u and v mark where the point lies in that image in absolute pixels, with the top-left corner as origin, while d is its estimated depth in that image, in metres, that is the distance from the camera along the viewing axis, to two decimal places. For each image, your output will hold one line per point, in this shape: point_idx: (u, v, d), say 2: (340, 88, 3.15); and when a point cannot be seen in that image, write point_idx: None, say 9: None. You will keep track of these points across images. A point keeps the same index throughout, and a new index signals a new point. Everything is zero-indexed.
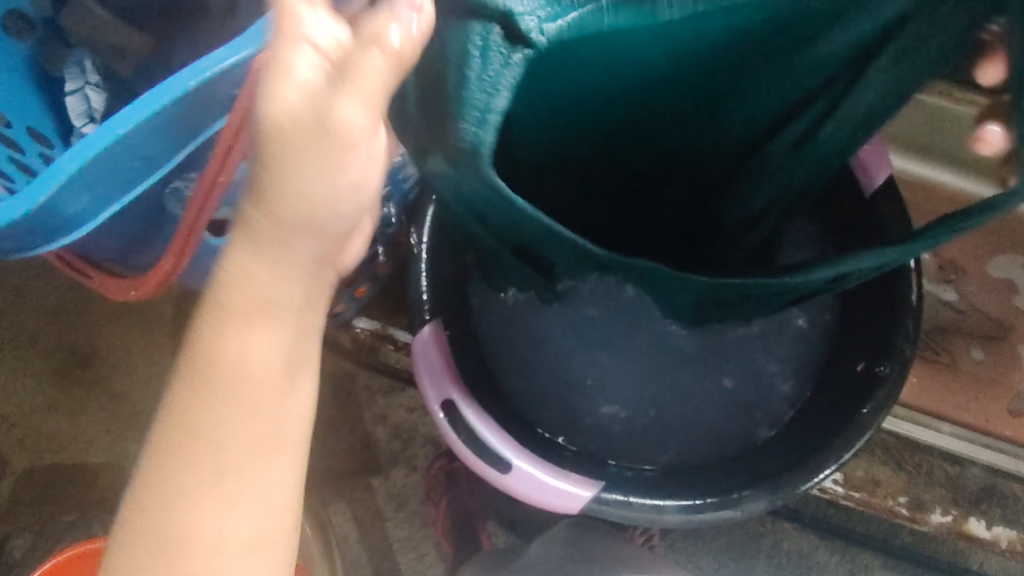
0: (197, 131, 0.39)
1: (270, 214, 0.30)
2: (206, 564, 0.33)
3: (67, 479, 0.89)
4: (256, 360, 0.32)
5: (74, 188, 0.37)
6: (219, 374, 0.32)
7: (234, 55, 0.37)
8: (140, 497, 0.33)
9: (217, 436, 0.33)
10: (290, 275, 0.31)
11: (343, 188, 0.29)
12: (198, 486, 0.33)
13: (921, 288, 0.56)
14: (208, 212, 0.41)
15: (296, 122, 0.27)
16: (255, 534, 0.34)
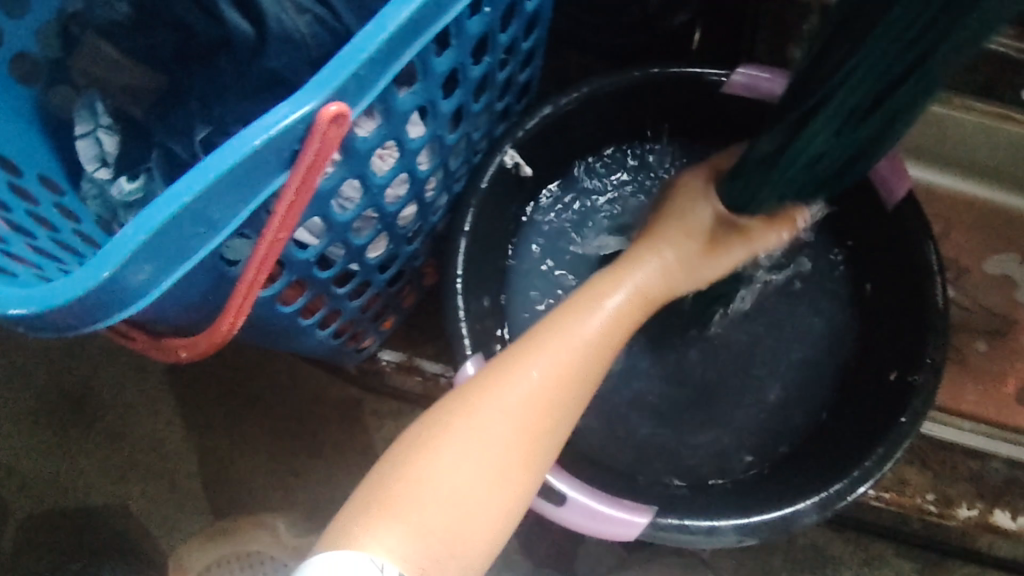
0: (260, 187, 0.38)
1: (494, 367, 0.46)
2: (457, 468, 0.41)
3: (70, 525, 0.86)
4: (515, 399, 0.44)
5: (141, 257, 0.35)
6: (477, 389, 0.45)
7: (300, 107, 0.37)
8: (390, 454, 0.42)
9: (549, 371, 0.46)
10: (511, 434, 0.43)
11: (526, 400, 0.45)
12: (468, 408, 0.44)
13: (944, 293, 0.60)
14: (267, 268, 0.41)
15: (514, 357, 0.47)
16: (473, 503, 0.41)
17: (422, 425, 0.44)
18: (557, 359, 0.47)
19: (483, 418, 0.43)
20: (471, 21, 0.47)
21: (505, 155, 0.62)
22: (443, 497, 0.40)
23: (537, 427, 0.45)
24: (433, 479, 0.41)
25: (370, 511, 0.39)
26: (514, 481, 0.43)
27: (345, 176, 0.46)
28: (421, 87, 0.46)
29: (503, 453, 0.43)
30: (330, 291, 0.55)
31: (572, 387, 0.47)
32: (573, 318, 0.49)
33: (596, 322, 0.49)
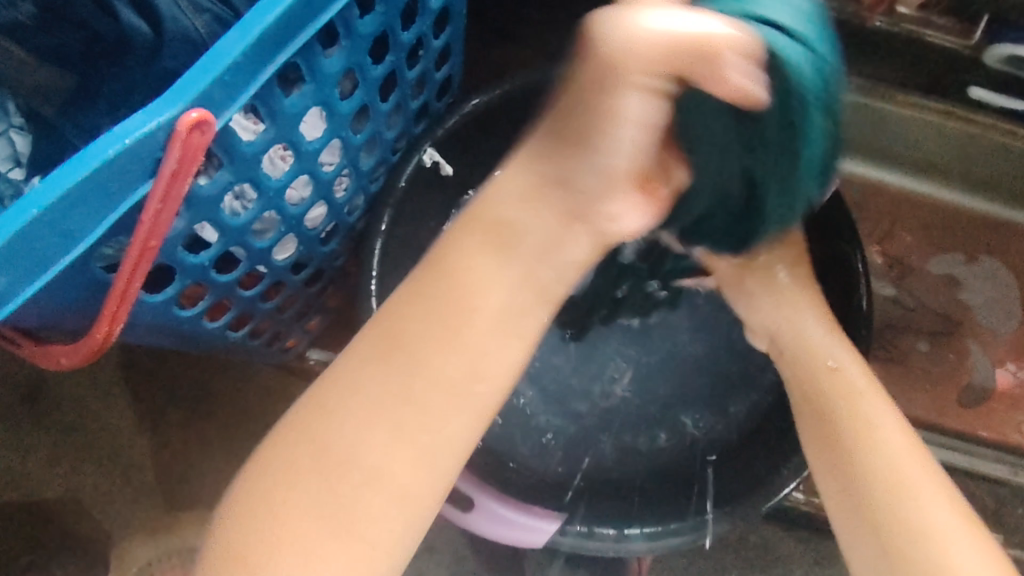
0: (122, 196, 0.38)
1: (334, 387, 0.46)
2: (299, 513, 0.44)
3: (23, 518, 0.85)
4: (354, 447, 0.45)
5: None
6: (320, 432, 0.45)
7: (157, 115, 0.36)
8: (267, 451, 0.46)
9: (382, 382, 0.46)
10: (374, 455, 0.45)
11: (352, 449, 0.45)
12: (309, 454, 0.45)
13: (869, 296, 0.61)
14: (140, 277, 0.40)
15: (388, 332, 0.47)
16: (332, 529, 0.44)
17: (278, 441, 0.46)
18: (394, 376, 0.46)
19: (345, 440, 0.45)
20: (362, 20, 0.47)
21: (422, 155, 0.61)
22: (293, 535, 0.44)
23: (378, 440, 0.45)
24: (293, 511, 0.44)
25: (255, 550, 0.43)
26: (388, 493, 0.45)
27: (232, 181, 0.45)
28: (310, 89, 0.46)
29: (362, 478, 0.45)
30: (235, 294, 0.54)
31: (434, 367, 0.46)
32: (437, 287, 0.48)
33: (469, 282, 0.48)
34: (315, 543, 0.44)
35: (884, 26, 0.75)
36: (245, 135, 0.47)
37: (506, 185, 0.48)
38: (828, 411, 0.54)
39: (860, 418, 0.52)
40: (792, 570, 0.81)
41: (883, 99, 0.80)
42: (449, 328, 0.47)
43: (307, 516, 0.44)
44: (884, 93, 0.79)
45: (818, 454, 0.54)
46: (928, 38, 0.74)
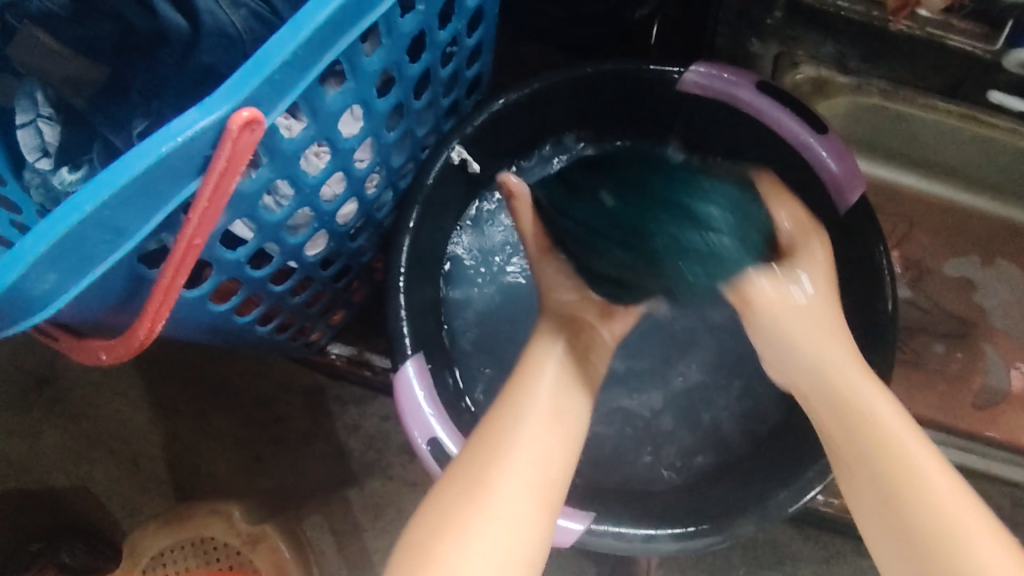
0: (171, 193, 0.37)
1: (500, 418, 0.50)
2: (484, 525, 0.44)
3: (33, 503, 0.86)
4: (531, 468, 0.48)
5: (42, 266, 0.35)
6: (489, 453, 0.48)
7: (211, 113, 0.36)
8: (439, 491, 0.47)
9: (539, 418, 0.50)
10: (544, 467, 0.49)
11: (537, 473, 0.48)
12: (488, 465, 0.47)
13: (895, 299, 0.62)
14: (184, 274, 0.40)
15: (531, 365, 0.54)
16: (514, 550, 0.44)
17: (455, 468, 0.48)
18: (539, 409, 0.51)
19: (517, 456, 0.48)
20: (404, 19, 0.46)
21: (451, 152, 0.61)
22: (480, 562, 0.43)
23: (539, 469, 0.48)
24: (479, 528, 0.44)
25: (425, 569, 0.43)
26: (555, 504, 0.48)
27: (272, 179, 0.45)
28: (351, 87, 0.46)
29: (530, 501, 0.46)
30: (266, 289, 0.54)
31: (555, 440, 0.50)
32: (529, 384, 0.52)
33: (557, 395, 0.53)
34: (492, 559, 0.43)
35: (908, 29, 0.71)
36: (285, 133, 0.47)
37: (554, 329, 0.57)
38: (850, 427, 0.50)
39: (873, 437, 0.49)
40: (802, 568, 0.82)
41: (904, 102, 0.79)
42: (557, 415, 0.51)
43: (495, 533, 0.44)
44: (904, 95, 0.79)
45: (850, 474, 0.49)
46: (951, 40, 0.71)
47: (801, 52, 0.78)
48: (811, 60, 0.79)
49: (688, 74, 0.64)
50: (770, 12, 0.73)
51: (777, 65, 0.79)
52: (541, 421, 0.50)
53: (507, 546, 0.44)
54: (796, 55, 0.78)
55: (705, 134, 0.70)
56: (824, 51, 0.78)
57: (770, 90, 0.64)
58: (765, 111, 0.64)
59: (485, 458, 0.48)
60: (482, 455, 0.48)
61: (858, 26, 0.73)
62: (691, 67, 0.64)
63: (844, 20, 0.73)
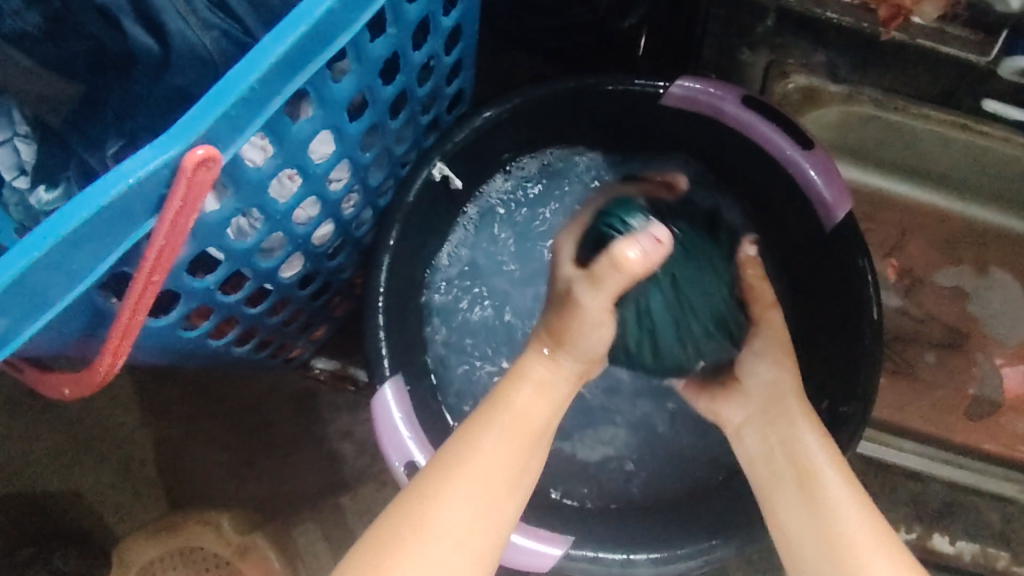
0: (127, 233, 0.37)
1: (444, 469, 0.47)
2: None
3: (24, 508, 0.84)
4: (463, 533, 0.44)
5: None
6: (421, 510, 0.45)
7: (164, 153, 0.35)
8: (365, 543, 0.44)
9: (483, 468, 0.47)
10: (480, 528, 0.45)
11: (470, 535, 0.45)
12: (418, 525, 0.44)
13: (880, 305, 0.60)
14: (143, 310, 0.39)
15: (489, 402, 0.50)
16: None
17: (387, 517, 0.45)
18: (486, 461, 0.47)
19: (451, 516, 0.44)
20: (374, 43, 0.46)
21: (431, 169, 0.61)
22: None
23: (473, 534, 0.45)
24: None
25: None
26: (486, 569, 0.45)
27: (238, 208, 0.45)
28: (319, 113, 0.45)
29: (458, 570, 0.44)
30: (241, 312, 0.54)
31: (490, 514, 0.46)
32: (473, 447, 0.47)
33: (504, 456, 0.48)
34: None
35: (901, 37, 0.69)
36: (253, 159, 0.47)
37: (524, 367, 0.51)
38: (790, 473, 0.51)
39: (791, 458, 0.52)
40: None
41: (895, 111, 0.77)
42: (500, 487, 0.47)
43: None
44: (895, 104, 0.77)
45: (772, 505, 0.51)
46: (946, 46, 0.68)
47: (791, 61, 0.76)
48: (802, 70, 0.77)
49: (672, 87, 0.63)
50: (760, 19, 0.74)
51: (766, 75, 0.77)
52: (484, 473, 0.46)
53: None
54: (786, 64, 0.77)
55: (694, 150, 0.69)
56: (815, 60, 0.76)
57: (755, 104, 0.62)
58: (749, 125, 0.63)
59: (416, 515, 0.44)
60: (417, 507, 0.45)
61: (848, 34, 0.73)
62: (676, 81, 0.63)
63: (834, 27, 0.73)
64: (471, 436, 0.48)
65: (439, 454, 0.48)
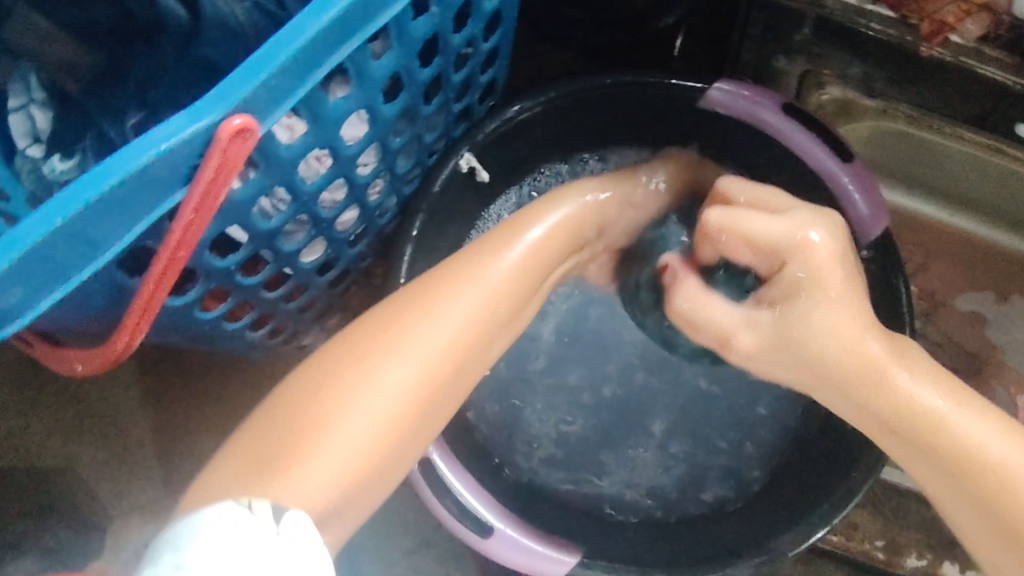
0: (155, 202, 0.36)
1: (444, 280, 0.49)
2: (374, 381, 0.46)
3: (15, 485, 0.81)
4: (442, 343, 0.47)
5: (11, 278, 0.33)
6: (411, 314, 0.48)
7: (199, 120, 0.34)
8: (358, 327, 0.48)
9: (477, 295, 0.49)
10: (459, 346, 0.48)
11: (449, 351, 0.47)
12: (404, 327, 0.47)
13: (913, 328, 0.59)
14: (165, 287, 0.38)
15: (505, 233, 0.52)
16: (389, 417, 0.46)
17: (383, 313, 0.48)
18: (482, 289, 0.49)
19: (434, 325, 0.47)
20: (416, 21, 0.44)
21: (459, 159, 0.59)
22: (350, 418, 0.45)
23: (451, 351, 0.47)
24: (367, 385, 0.45)
25: (308, 402, 0.45)
26: (456, 384, 0.48)
27: (267, 185, 0.43)
28: (355, 92, 0.43)
29: (426, 376, 0.47)
30: (258, 295, 0.52)
31: (469, 341, 0.48)
32: (471, 271, 0.49)
33: (499, 285, 0.49)
34: (368, 418, 0.45)
35: (938, 56, 0.65)
36: (284, 137, 0.46)
37: (551, 211, 0.53)
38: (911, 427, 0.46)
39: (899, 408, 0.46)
40: None
41: (929, 129, 0.75)
42: (486, 317, 0.49)
43: (378, 397, 0.45)
44: (929, 123, 0.75)
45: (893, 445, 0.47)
46: (981, 70, 0.64)
47: (825, 72, 0.72)
48: (837, 80, 0.73)
49: (711, 90, 0.61)
50: (796, 28, 0.69)
51: (801, 83, 0.75)
52: (477, 292, 0.49)
53: (386, 415, 0.45)
54: (821, 75, 0.74)
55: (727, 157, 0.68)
56: (850, 72, 0.72)
57: (794, 112, 0.62)
58: (786, 134, 0.62)
59: (406, 321, 0.47)
60: (412, 312, 0.48)
61: (884, 47, 0.67)
62: (715, 84, 0.62)
63: (871, 39, 0.67)
64: (480, 258, 0.50)
65: (445, 267, 0.51)
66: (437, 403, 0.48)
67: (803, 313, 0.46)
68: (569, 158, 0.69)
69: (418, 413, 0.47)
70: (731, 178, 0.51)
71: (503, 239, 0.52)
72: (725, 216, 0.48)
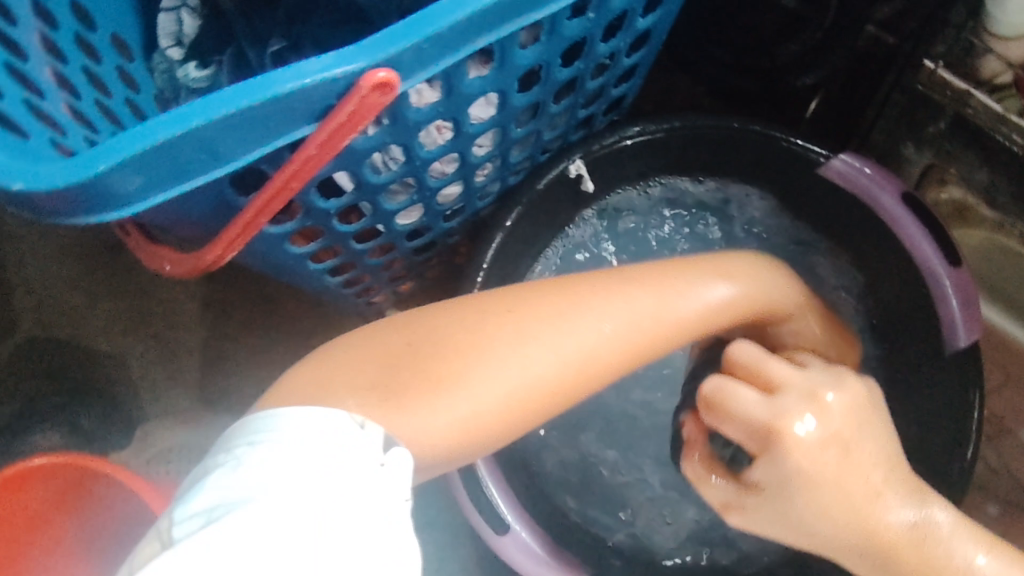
0: (283, 131, 0.37)
1: (617, 285, 0.47)
2: (517, 358, 0.43)
3: (66, 358, 0.84)
4: (594, 347, 0.45)
5: (133, 168, 0.34)
6: (577, 305, 0.45)
7: (348, 63, 0.35)
8: (516, 297, 0.46)
9: (643, 318, 0.46)
10: (610, 358, 0.45)
11: (598, 358, 0.45)
12: (568, 315, 0.45)
13: (978, 449, 0.58)
14: (270, 212, 0.39)
15: (686, 267, 0.49)
16: (514, 399, 0.43)
17: (548, 294, 0.46)
18: (651, 312, 0.46)
19: (595, 327, 0.45)
20: (569, 22, 0.45)
21: (568, 164, 0.60)
22: (479, 384, 0.42)
23: (601, 360, 0.45)
24: (508, 357, 0.43)
25: (448, 352, 0.43)
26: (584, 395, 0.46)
27: (388, 143, 0.44)
28: (493, 74, 0.44)
29: (564, 375, 0.44)
30: (346, 244, 0.53)
31: (619, 363, 0.46)
32: (656, 296, 0.47)
33: (667, 318, 0.47)
34: (494, 392, 0.43)
35: None
36: (416, 103, 0.47)
37: (740, 276, 0.50)
38: None
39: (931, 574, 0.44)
40: None
41: None
42: (643, 342, 0.46)
43: (515, 375, 0.43)
44: None
45: None
46: None
47: (953, 171, 0.72)
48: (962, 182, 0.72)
49: (835, 159, 0.60)
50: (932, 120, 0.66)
51: (922, 177, 0.74)
52: (645, 310, 0.46)
53: (511, 395, 0.43)
54: (947, 172, 0.72)
55: (831, 230, 0.67)
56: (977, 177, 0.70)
57: (913, 203, 0.61)
58: (899, 221, 0.61)
59: (572, 312, 0.45)
60: (576, 303, 0.46)
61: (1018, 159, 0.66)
62: (840, 155, 0.61)
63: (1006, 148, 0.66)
64: (665, 285, 0.47)
65: (623, 273, 0.48)
66: (560, 406, 0.45)
67: (783, 501, 0.44)
68: (672, 191, 0.69)
69: (540, 406, 0.44)
70: (740, 343, 0.49)
71: (694, 279, 0.49)
72: (722, 385, 0.47)
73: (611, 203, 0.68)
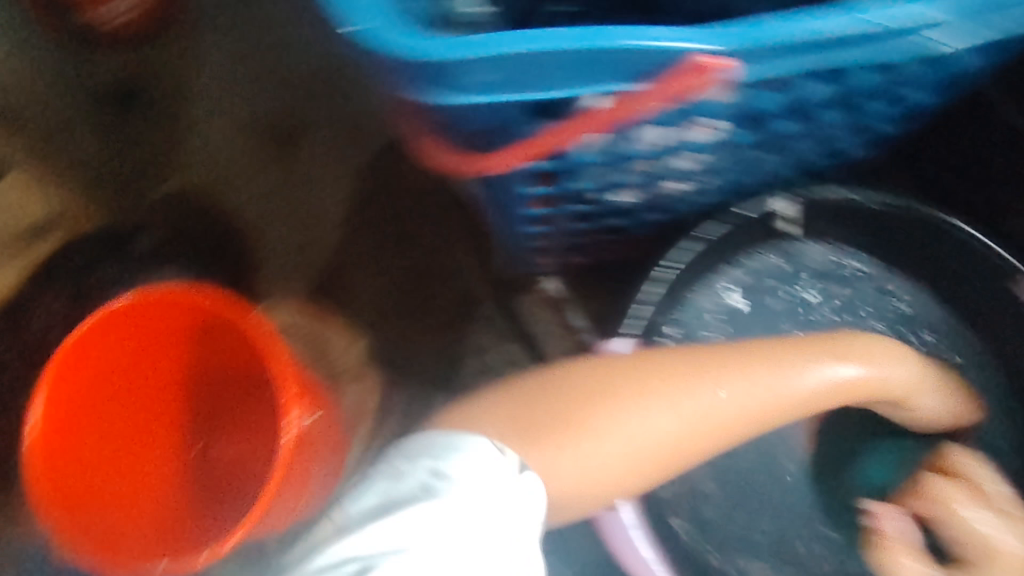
0: (610, 79, 0.40)
1: (738, 357, 0.56)
2: (651, 415, 0.53)
3: (212, 219, 0.90)
4: (715, 412, 0.54)
5: (486, 65, 0.38)
6: (705, 367, 0.55)
7: (696, 41, 0.37)
8: (656, 360, 0.56)
9: (759, 387, 0.54)
10: (732, 416, 0.54)
11: (720, 423, 0.54)
12: (694, 373, 0.55)
13: None
14: (563, 138, 0.43)
15: (807, 348, 0.57)
16: (648, 450, 0.54)
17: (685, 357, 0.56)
18: (767, 384, 0.54)
19: (717, 393, 0.54)
20: (873, 74, 0.46)
21: (779, 203, 0.69)
22: (615, 435, 0.53)
23: (718, 415, 0.54)
24: (640, 416, 0.53)
25: (590, 406, 0.54)
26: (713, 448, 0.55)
27: (667, 129, 0.47)
28: (786, 98, 0.46)
29: (691, 433, 0.54)
30: (570, 199, 0.57)
31: (737, 423, 0.55)
32: (770, 374, 0.55)
33: (779, 391, 0.55)
34: (626, 439, 0.53)
35: None
36: (696, 128, 0.47)
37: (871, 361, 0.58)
38: None
39: None
40: None
41: None
42: (760, 412, 0.55)
43: (647, 427, 0.53)
44: None
45: None
46: None
47: None
48: None
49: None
50: None
51: None
52: (755, 384, 0.54)
53: (644, 445, 0.53)
54: None
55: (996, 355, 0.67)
56: None
57: None
58: None
59: (700, 373, 0.54)
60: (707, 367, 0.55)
61: None
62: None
63: None
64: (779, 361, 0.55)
65: (745, 346, 0.57)
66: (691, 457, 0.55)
67: None
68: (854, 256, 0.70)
69: (672, 453, 0.54)
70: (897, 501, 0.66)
71: (808, 357, 0.56)
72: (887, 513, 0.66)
73: (793, 258, 0.70)
